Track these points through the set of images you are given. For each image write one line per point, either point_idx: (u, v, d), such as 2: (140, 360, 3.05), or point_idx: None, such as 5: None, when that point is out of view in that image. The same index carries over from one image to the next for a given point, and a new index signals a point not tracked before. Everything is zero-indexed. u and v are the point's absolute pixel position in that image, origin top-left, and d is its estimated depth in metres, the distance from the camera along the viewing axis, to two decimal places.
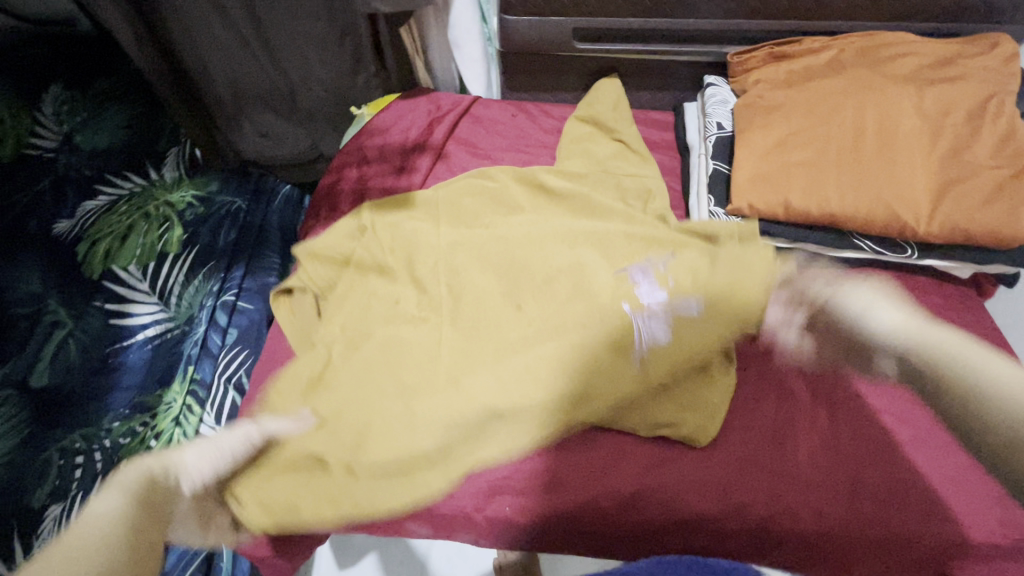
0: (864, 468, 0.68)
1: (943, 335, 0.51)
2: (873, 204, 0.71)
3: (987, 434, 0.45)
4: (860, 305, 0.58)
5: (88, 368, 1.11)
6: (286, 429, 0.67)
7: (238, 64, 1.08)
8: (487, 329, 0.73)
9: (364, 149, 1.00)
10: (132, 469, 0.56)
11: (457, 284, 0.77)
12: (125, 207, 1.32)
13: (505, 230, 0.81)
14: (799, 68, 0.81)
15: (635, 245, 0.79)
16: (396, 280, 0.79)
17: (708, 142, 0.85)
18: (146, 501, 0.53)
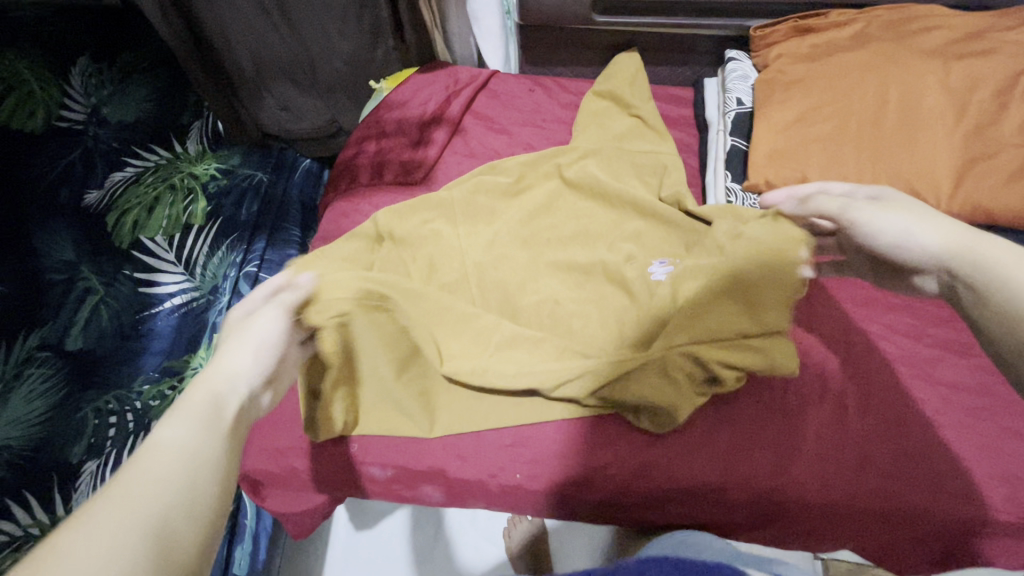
0: (871, 443, 0.66)
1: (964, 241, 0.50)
2: (892, 181, 0.70)
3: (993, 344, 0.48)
4: (896, 231, 0.54)
5: (120, 334, 1.16)
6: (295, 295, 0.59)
7: (259, 33, 1.08)
8: (514, 278, 0.80)
9: (382, 123, 1.02)
10: (195, 393, 0.42)
11: (484, 277, 0.81)
12: (151, 179, 1.36)
13: (516, 212, 0.85)
14: (823, 43, 0.79)
15: (639, 228, 0.82)
16: (416, 257, 0.84)
17: (727, 118, 0.84)
18: (215, 429, 0.40)
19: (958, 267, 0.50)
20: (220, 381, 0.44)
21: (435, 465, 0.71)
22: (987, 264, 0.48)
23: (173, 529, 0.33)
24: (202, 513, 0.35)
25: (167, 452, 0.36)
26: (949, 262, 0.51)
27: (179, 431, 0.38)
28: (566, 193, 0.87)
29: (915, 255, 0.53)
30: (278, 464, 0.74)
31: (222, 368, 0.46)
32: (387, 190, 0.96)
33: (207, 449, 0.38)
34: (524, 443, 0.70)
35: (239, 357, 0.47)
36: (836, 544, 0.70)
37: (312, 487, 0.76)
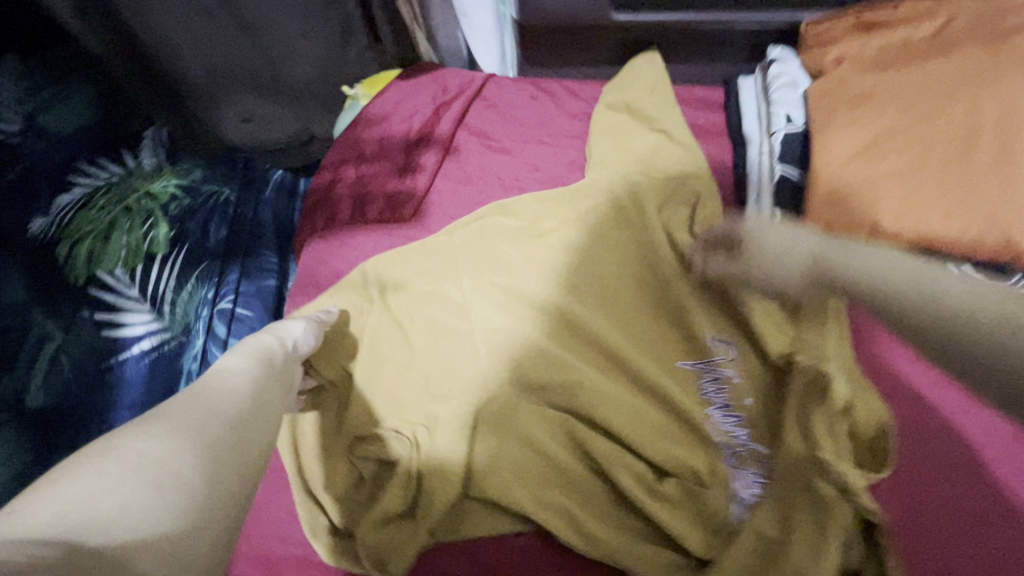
0: (957, 552, 0.53)
1: (845, 255, 0.43)
2: (983, 229, 0.56)
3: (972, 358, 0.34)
4: (764, 251, 0.49)
5: (86, 384, 1.02)
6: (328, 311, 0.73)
7: (203, 40, 0.91)
8: (527, 351, 0.68)
9: (362, 143, 0.88)
10: (257, 340, 0.61)
11: (495, 346, 0.69)
12: (103, 201, 1.17)
13: (528, 264, 0.74)
14: (891, 47, 0.66)
15: (673, 277, 0.71)
16: (414, 323, 0.73)
17: (774, 139, 0.72)
18: (266, 367, 0.58)
19: (834, 283, 0.43)
20: (274, 338, 0.63)
21: None
22: (905, 287, 0.37)
23: (224, 417, 0.48)
24: (241, 415, 0.50)
25: (216, 378, 0.53)
26: (814, 270, 0.45)
27: (228, 365, 0.55)
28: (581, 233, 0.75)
29: (783, 282, 0.48)
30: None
31: (276, 331, 0.64)
32: (372, 228, 0.82)
33: (242, 381, 0.54)
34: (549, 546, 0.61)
35: (294, 325, 0.67)
36: None
37: None
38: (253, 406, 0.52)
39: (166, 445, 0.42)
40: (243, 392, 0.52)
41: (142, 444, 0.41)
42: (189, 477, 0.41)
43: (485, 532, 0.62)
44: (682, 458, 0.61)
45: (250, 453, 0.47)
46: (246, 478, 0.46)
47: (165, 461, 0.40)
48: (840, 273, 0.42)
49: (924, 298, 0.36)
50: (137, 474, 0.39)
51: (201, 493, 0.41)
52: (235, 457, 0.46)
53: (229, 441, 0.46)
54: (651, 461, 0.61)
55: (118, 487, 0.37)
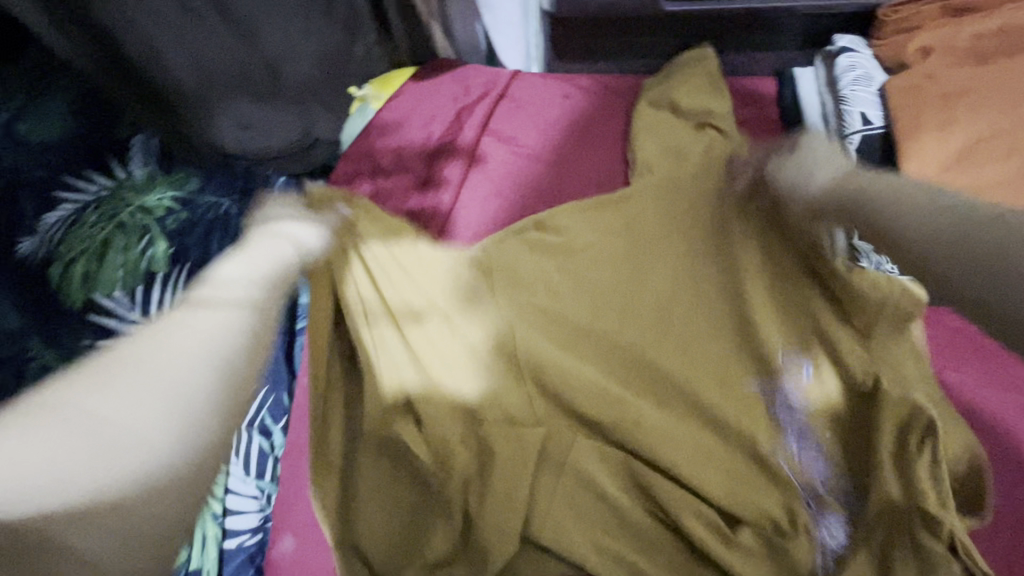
0: None
1: (868, 177, 0.47)
2: None
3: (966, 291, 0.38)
4: (799, 168, 0.54)
5: None
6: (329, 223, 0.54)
7: (195, 43, 0.80)
8: (582, 388, 0.61)
9: (376, 154, 0.79)
10: (264, 241, 0.42)
11: (547, 384, 0.62)
12: (94, 216, 1.07)
13: (576, 290, 0.67)
14: (981, 37, 0.61)
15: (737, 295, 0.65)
16: (453, 363, 0.64)
17: (850, 144, 0.63)
18: (278, 281, 0.40)
19: (843, 203, 0.48)
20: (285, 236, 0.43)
21: None
22: (894, 219, 0.42)
23: (218, 352, 0.33)
24: (243, 341, 0.34)
25: (205, 289, 0.36)
26: (835, 193, 0.49)
27: (224, 273, 0.38)
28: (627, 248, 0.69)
29: (811, 193, 0.52)
30: None
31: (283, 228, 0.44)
32: None
33: (246, 299, 0.37)
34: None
35: (308, 221, 0.47)
36: None
37: None
38: (263, 331, 0.36)
39: (106, 381, 0.30)
40: (240, 284, 0.37)
41: (90, 396, 0.29)
42: (156, 448, 0.29)
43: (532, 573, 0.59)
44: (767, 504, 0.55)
45: (245, 374, 0.34)
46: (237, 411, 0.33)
47: (123, 426, 0.29)
48: (854, 195, 0.47)
49: (939, 225, 0.40)
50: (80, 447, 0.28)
51: (160, 450, 0.29)
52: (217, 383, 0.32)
53: (224, 385, 0.32)
54: (725, 512, 0.56)
55: (32, 450, 0.27)
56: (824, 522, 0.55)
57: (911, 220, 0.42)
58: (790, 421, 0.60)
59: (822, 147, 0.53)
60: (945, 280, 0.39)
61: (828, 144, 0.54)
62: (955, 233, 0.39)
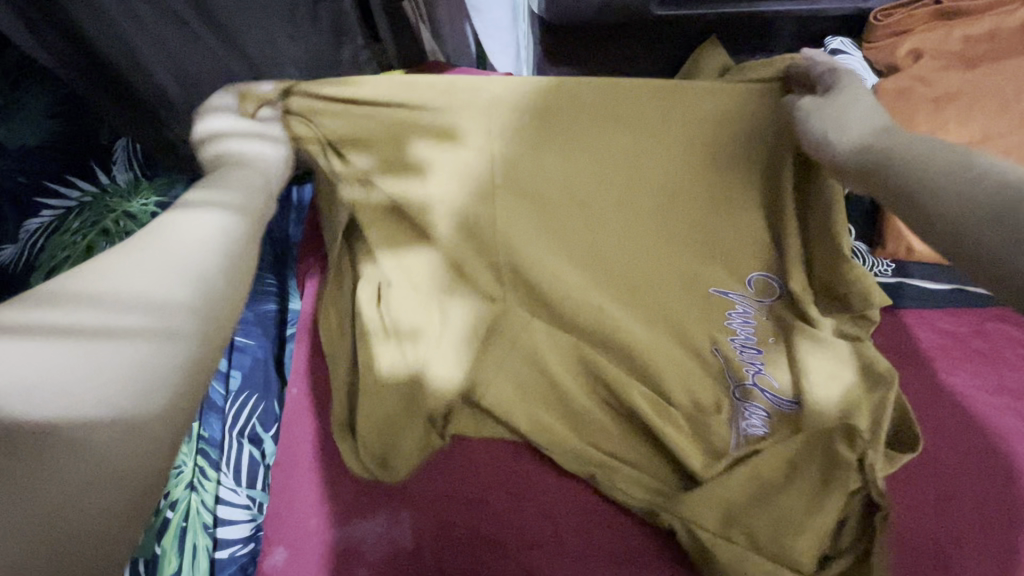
0: None
1: (903, 140, 0.46)
2: None
3: (988, 257, 0.35)
4: (834, 121, 0.53)
5: None
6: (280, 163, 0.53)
7: (178, 51, 0.79)
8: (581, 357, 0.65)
9: None
10: (223, 191, 0.41)
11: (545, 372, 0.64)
12: (76, 223, 1.04)
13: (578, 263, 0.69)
14: (959, 48, 0.65)
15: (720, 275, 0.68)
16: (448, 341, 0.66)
17: None
18: (250, 226, 0.39)
19: (871, 159, 0.47)
20: (243, 188, 0.43)
21: None
22: (920, 176, 0.42)
23: (191, 300, 0.31)
24: (217, 290, 0.33)
25: (171, 232, 0.34)
26: (865, 146, 0.48)
27: (190, 217, 0.36)
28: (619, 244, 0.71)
29: (841, 145, 0.51)
30: None
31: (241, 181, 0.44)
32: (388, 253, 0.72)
33: (215, 243, 0.35)
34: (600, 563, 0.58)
35: (265, 176, 0.47)
36: None
37: None
38: (234, 279, 0.35)
39: (55, 329, 0.27)
40: (194, 241, 0.34)
41: (40, 344, 0.26)
42: (127, 400, 0.26)
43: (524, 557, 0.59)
44: (787, 513, 0.53)
45: (204, 333, 0.31)
46: (195, 374, 0.30)
47: (86, 378, 0.26)
48: (883, 150, 0.46)
49: (963, 183, 0.38)
50: (38, 396, 0.25)
51: (127, 409, 0.26)
52: (167, 349, 0.29)
53: (201, 335, 0.31)
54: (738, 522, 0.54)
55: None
56: (747, 411, 0.61)
57: (940, 171, 0.40)
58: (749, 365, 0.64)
59: (863, 103, 0.53)
60: (970, 236, 0.36)
61: (868, 102, 0.53)
62: (987, 193, 0.37)
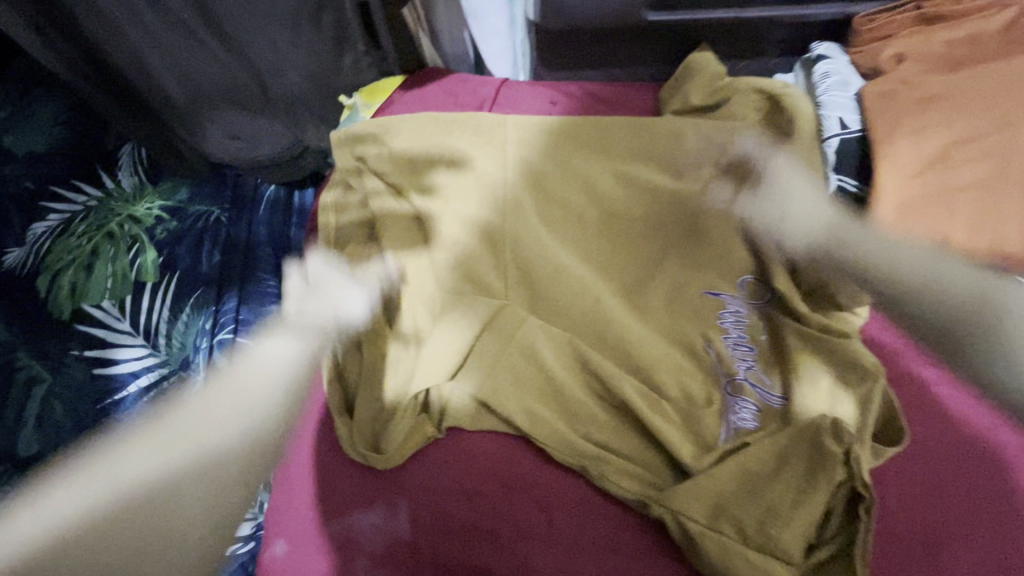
0: None
1: (850, 233, 0.61)
2: None
3: (976, 343, 0.51)
4: (777, 210, 0.67)
5: (81, 430, 0.91)
6: (351, 294, 0.74)
7: (182, 58, 0.82)
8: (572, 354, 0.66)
9: (364, 163, 0.80)
10: (309, 317, 0.73)
11: (540, 370, 0.66)
12: (82, 227, 1.07)
13: (570, 266, 0.71)
14: (956, 45, 0.64)
15: (708, 271, 0.70)
16: (451, 339, 0.68)
17: (828, 146, 0.67)
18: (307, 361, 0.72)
19: (838, 251, 0.62)
20: (328, 317, 0.72)
21: None
22: (887, 268, 0.57)
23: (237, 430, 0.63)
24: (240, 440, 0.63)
25: (260, 365, 0.72)
26: (823, 241, 0.63)
27: (279, 352, 0.72)
28: (607, 242, 0.73)
29: (794, 239, 0.66)
30: None
31: (330, 310, 0.73)
32: (384, 255, 0.74)
33: (267, 379, 0.70)
34: (591, 550, 0.59)
35: (353, 304, 0.73)
36: None
37: None
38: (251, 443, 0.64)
39: (128, 451, 0.59)
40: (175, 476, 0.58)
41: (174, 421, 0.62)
42: (183, 498, 0.59)
43: (515, 550, 0.60)
44: (775, 504, 0.54)
45: (195, 487, 0.59)
46: (209, 493, 0.60)
47: (145, 471, 0.57)
48: (838, 243, 0.62)
49: (921, 283, 0.55)
50: (156, 455, 0.58)
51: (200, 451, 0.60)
52: (190, 472, 0.59)
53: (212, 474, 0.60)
54: (721, 513, 0.55)
55: (123, 466, 0.58)
56: (737, 405, 0.63)
57: (906, 263, 0.56)
58: (739, 359, 0.65)
59: (798, 181, 0.66)
60: (931, 323, 0.54)
61: (806, 176, 0.66)
62: (948, 291, 0.54)
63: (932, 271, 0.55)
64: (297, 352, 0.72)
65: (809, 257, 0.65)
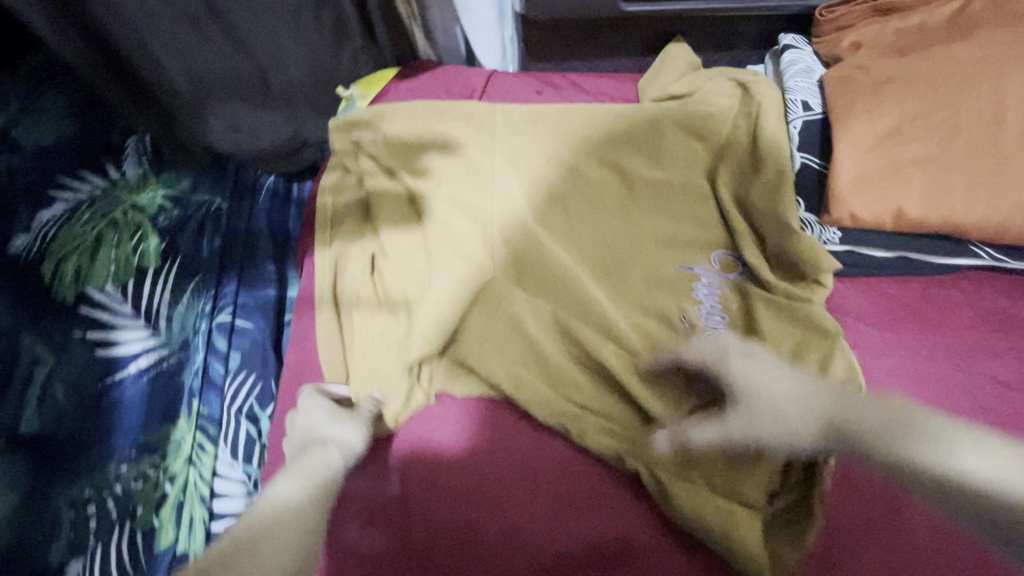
0: None
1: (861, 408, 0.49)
2: (1008, 212, 0.58)
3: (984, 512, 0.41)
4: (747, 375, 0.56)
5: (84, 410, 0.92)
6: (346, 430, 0.61)
7: (189, 49, 0.86)
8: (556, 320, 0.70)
9: (360, 147, 0.84)
10: (317, 456, 0.56)
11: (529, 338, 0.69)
12: (88, 214, 1.10)
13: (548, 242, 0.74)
14: (913, 27, 0.68)
15: (687, 244, 0.75)
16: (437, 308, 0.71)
17: (794, 128, 0.73)
18: (319, 493, 0.53)
19: (855, 437, 0.48)
20: (335, 451, 0.58)
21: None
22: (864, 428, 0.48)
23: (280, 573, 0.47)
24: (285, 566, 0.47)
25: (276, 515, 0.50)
26: (835, 429, 0.49)
27: (281, 499, 0.51)
28: (586, 217, 0.76)
29: (796, 430, 0.52)
30: None
31: (334, 442, 0.59)
32: (379, 231, 0.79)
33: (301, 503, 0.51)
34: (575, 500, 0.63)
35: (350, 434, 0.61)
36: None
37: None
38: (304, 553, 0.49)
39: None
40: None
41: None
42: None
43: (503, 507, 0.63)
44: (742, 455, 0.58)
45: None
46: None
47: None
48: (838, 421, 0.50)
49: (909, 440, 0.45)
50: None
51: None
52: None
53: None
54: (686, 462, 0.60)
55: None
56: None
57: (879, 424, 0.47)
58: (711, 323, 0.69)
59: (752, 362, 0.57)
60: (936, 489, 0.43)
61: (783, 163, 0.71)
62: (915, 427, 0.46)
63: (898, 430, 0.46)
64: (298, 497, 0.52)
65: (818, 451, 0.52)
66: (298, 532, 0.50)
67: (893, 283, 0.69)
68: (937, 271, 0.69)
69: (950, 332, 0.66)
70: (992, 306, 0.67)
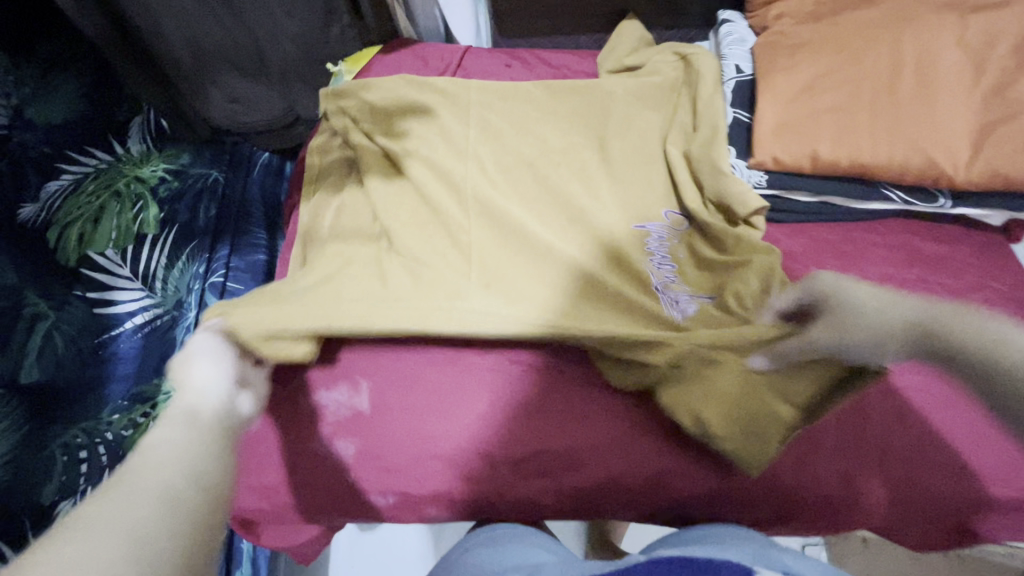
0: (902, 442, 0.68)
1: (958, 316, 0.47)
2: (907, 152, 0.66)
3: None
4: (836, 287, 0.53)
5: (81, 362, 0.99)
6: (217, 368, 0.47)
7: (192, 22, 0.95)
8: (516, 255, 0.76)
9: (346, 111, 0.92)
10: (187, 396, 0.42)
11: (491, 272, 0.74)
12: (93, 186, 1.17)
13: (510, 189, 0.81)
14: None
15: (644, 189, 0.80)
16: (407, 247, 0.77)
17: (728, 87, 0.83)
18: (208, 431, 0.39)
19: (935, 338, 0.47)
20: (201, 390, 0.43)
21: (436, 487, 0.69)
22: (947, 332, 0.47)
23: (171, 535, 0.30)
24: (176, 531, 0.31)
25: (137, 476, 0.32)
26: (921, 330, 0.48)
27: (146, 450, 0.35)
28: (545, 167, 0.83)
29: (880, 330, 0.50)
30: (271, 502, 0.71)
31: (193, 384, 0.43)
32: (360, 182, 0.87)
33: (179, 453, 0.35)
34: (522, 407, 0.70)
35: (211, 370, 0.46)
36: (840, 529, 0.70)
37: (310, 514, 0.72)
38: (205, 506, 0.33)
39: None
40: None
41: None
42: None
43: (460, 415, 0.70)
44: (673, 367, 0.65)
45: None
46: None
47: None
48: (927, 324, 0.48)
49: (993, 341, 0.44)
50: None
51: None
52: None
53: None
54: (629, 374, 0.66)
55: None
56: (676, 301, 0.72)
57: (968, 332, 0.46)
58: (662, 271, 0.74)
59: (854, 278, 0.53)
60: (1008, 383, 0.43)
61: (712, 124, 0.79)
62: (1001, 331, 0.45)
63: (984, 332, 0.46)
64: (175, 442, 0.36)
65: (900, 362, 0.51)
66: (185, 469, 0.34)
67: (814, 227, 0.78)
68: (855, 214, 0.77)
69: (866, 265, 0.73)
70: (903, 246, 0.75)
